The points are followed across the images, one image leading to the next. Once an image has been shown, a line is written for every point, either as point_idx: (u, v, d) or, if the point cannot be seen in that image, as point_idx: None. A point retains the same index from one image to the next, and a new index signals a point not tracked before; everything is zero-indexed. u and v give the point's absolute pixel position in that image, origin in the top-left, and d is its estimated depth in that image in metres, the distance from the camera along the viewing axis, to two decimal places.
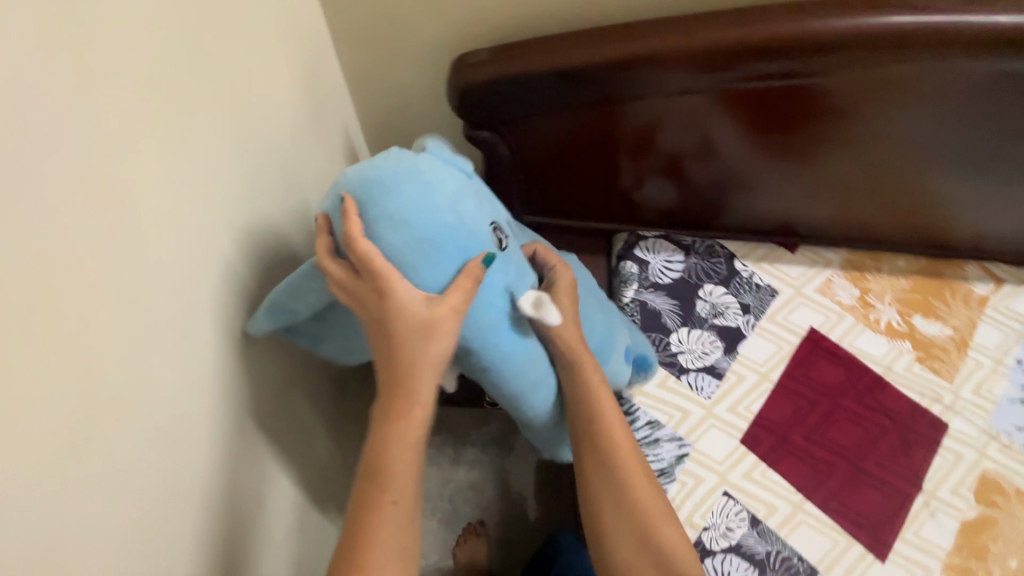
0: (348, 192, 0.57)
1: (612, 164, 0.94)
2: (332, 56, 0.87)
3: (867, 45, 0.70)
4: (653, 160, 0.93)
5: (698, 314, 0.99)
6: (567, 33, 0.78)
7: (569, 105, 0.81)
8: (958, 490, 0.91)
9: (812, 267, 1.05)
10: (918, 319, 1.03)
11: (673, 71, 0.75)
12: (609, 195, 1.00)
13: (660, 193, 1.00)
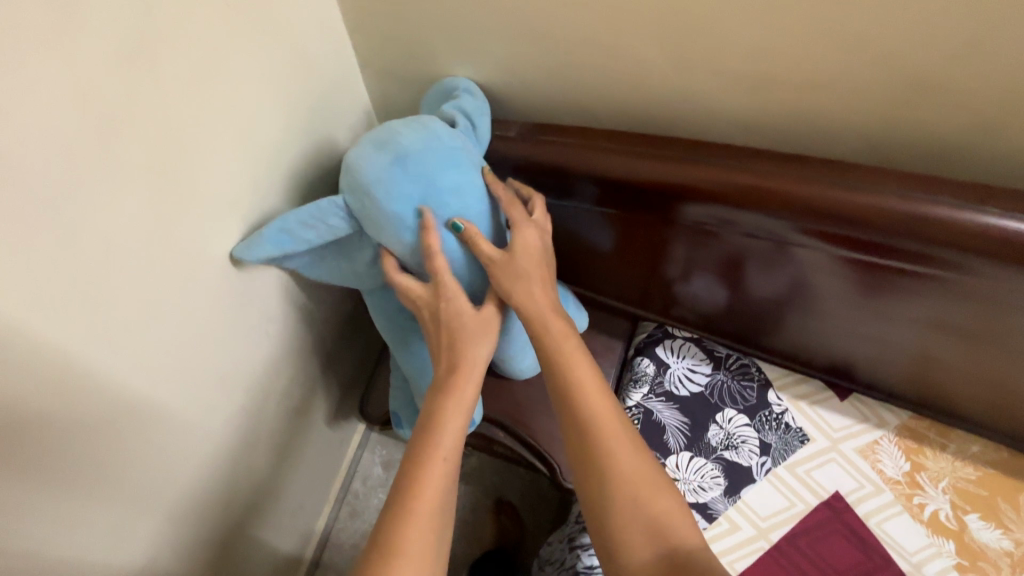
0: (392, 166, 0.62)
1: (657, 263, 0.83)
2: (356, 81, 0.80)
3: (998, 251, 0.52)
4: (706, 272, 0.81)
5: (707, 441, 0.87)
6: (612, 133, 0.66)
7: (605, 206, 0.70)
8: None
9: (859, 423, 0.90)
10: (975, 519, 0.84)
11: (730, 211, 0.60)
12: (645, 285, 0.89)
13: (702, 300, 0.87)
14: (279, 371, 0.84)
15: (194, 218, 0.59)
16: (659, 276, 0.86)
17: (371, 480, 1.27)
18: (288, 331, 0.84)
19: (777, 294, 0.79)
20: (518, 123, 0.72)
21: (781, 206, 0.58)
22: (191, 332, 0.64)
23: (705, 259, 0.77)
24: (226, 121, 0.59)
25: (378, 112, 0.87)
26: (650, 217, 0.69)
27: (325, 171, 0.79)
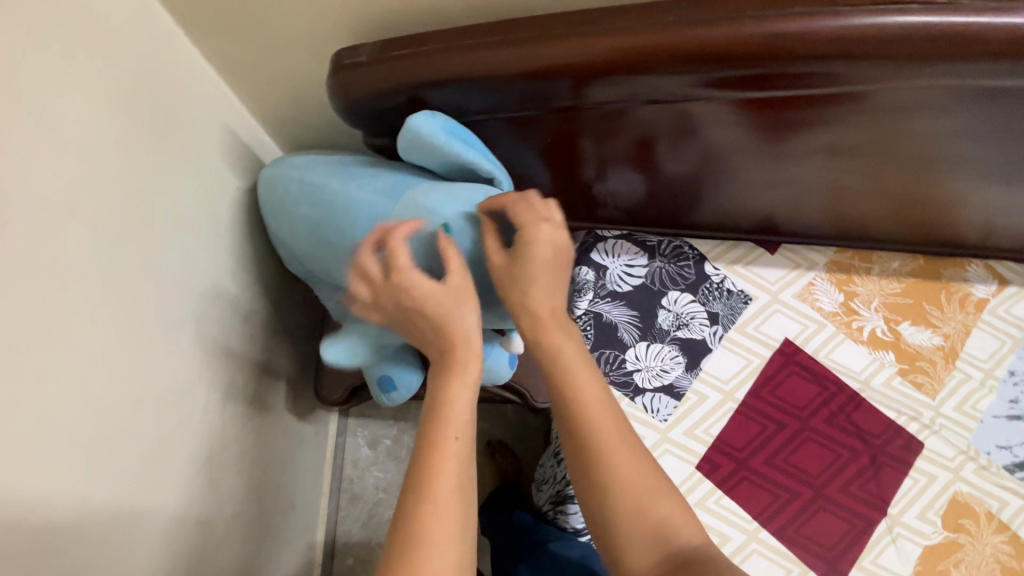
0: (334, 224, 0.66)
1: (570, 166, 0.81)
2: (185, 46, 0.70)
3: (863, 54, 0.53)
4: (618, 164, 0.79)
5: (660, 326, 0.89)
6: (482, 25, 0.61)
7: (496, 112, 0.66)
8: (925, 514, 0.85)
9: (792, 270, 0.94)
10: (907, 326, 0.92)
11: (603, 82, 0.59)
12: (565, 189, 0.87)
13: (624, 190, 0.86)
14: (234, 385, 0.79)
15: (72, 239, 0.52)
16: (574, 180, 0.84)
17: (364, 466, 1.24)
18: (228, 341, 0.78)
19: (691, 167, 0.79)
20: (368, 45, 0.66)
21: (674, 59, 0.56)
22: (117, 368, 0.57)
23: (616, 150, 0.76)
24: (61, 119, 0.51)
25: (227, 80, 0.78)
26: (546, 113, 0.66)
27: (195, 157, 0.71)
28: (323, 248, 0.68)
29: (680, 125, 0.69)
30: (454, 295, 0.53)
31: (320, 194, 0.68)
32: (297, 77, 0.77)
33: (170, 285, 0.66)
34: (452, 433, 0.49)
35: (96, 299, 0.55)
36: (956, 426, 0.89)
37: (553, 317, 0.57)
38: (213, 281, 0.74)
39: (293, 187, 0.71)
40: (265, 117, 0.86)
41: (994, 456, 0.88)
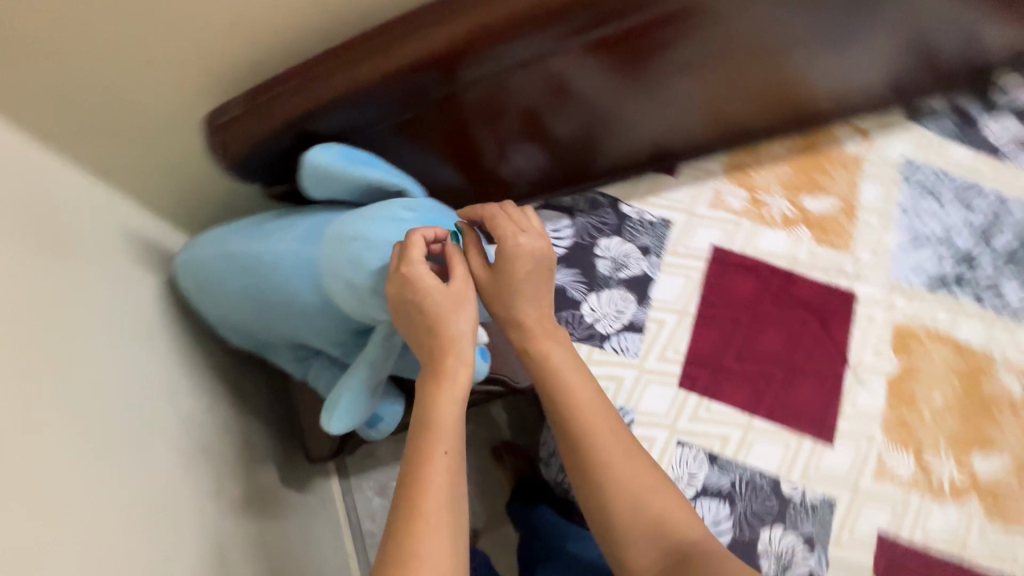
0: (271, 290, 0.60)
1: (471, 156, 0.84)
2: (49, 157, 0.67)
3: None
4: (514, 140, 0.83)
5: (602, 274, 0.94)
6: (332, 47, 0.63)
7: (380, 124, 0.68)
8: (879, 351, 0.96)
9: (695, 185, 1.01)
10: (807, 199, 1.02)
11: (466, 65, 0.63)
12: (474, 179, 0.89)
13: (527, 162, 0.90)
14: (221, 476, 0.76)
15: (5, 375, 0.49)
16: (480, 168, 0.88)
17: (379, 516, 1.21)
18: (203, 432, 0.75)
19: (579, 122, 0.85)
20: (235, 99, 0.66)
21: (522, 24, 0.60)
22: (101, 493, 0.54)
23: (506, 127, 0.79)
24: None
25: (105, 178, 0.75)
26: (428, 112, 0.69)
27: (99, 262, 0.68)
28: (268, 317, 0.63)
29: (553, 85, 0.73)
30: (453, 299, 0.53)
31: (243, 263, 0.61)
32: (177, 153, 0.75)
33: (119, 394, 0.63)
34: (444, 449, 0.51)
35: (51, 429, 0.52)
36: (876, 269, 1.00)
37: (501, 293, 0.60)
38: (164, 377, 0.71)
39: (208, 265, 0.65)
40: (156, 204, 0.83)
41: (913, 283, 1.01)
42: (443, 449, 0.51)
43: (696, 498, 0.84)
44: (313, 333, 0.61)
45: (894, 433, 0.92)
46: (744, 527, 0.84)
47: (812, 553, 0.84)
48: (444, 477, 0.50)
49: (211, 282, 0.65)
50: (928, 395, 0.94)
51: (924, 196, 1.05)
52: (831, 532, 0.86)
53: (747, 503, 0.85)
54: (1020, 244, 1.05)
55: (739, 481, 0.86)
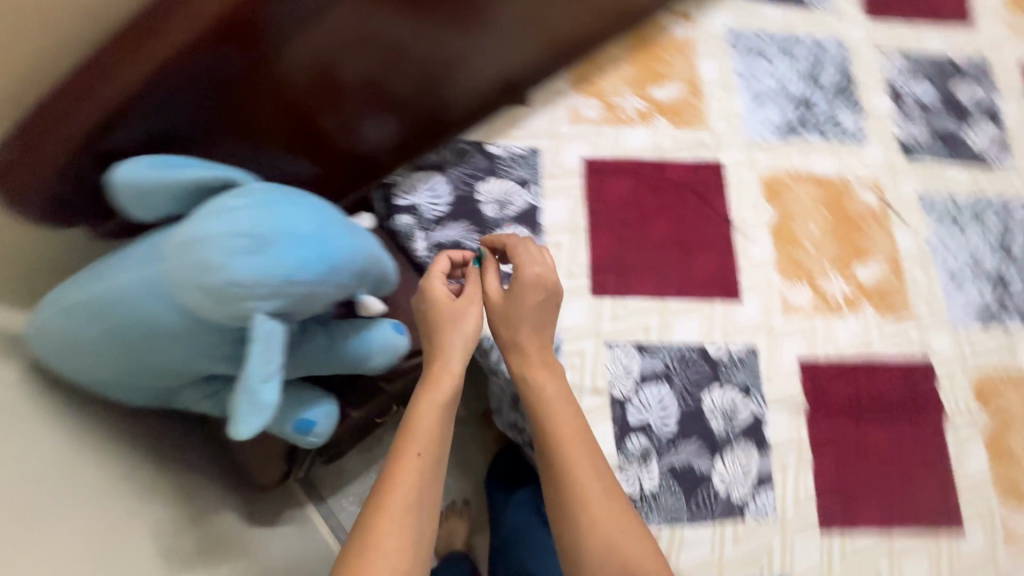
0: (133, 327, 0.55)
1: (319, 138, 0.81)
2: None
3: None
4: (355, 109, 0.82)
5: (490, 218, 0.95)
6: (102, 48, 0.61)
7: (191, 122, 0.65)
8: (756, 206, 1.04)
9: (551, 107, 1.03)
10: (654, 89, 1.08)
11: (250, 24, 0.60)
12: (333, 163, 0.87)
13: (380, 130, 0.88)
14: (169, 533, 0.72)
15: None
16: (336, 149, 0.85)
17: None
18: (139, 487, 0.71)
19: (415, 73, 0.84)
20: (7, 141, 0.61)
21: None
22: None
23: (337, 97, 0.77)
24: None
25: None
26: (236, 95, 0.66)
27: None
28: (141, 358, 0.58)
29: (362, 30, 0.71)
30: (455, 312, 0.71)
31: (95, 310, 0.56)
32: None
33: (12, 476, 0.58)
34: (415, 450, 0.62)
35: None
36: (733, 134, 1.08)
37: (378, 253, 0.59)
38: (64, 448, 0.65)
39: (60, 327, 0.59)
40: None
41: (767, 136, 1.09)
42: (416, 450, 0.63)
43: (637, 388, 0.89)
44: (194, 355, 0.57)
45: (788, 271, 1.01)
46: (686, 398, 0.90)
47: (750, 398, 0.92)
48: (414, 476, 0.61)
49: (70, 346, 0.60)
50: (806, 229, 1.04)
51: (754, 57, 1.14)
52: (761, 375, 0.94)
53: (683, 376, 0.91)
54: (843, 76, 1.16)
55: (670, 360, 0.92)
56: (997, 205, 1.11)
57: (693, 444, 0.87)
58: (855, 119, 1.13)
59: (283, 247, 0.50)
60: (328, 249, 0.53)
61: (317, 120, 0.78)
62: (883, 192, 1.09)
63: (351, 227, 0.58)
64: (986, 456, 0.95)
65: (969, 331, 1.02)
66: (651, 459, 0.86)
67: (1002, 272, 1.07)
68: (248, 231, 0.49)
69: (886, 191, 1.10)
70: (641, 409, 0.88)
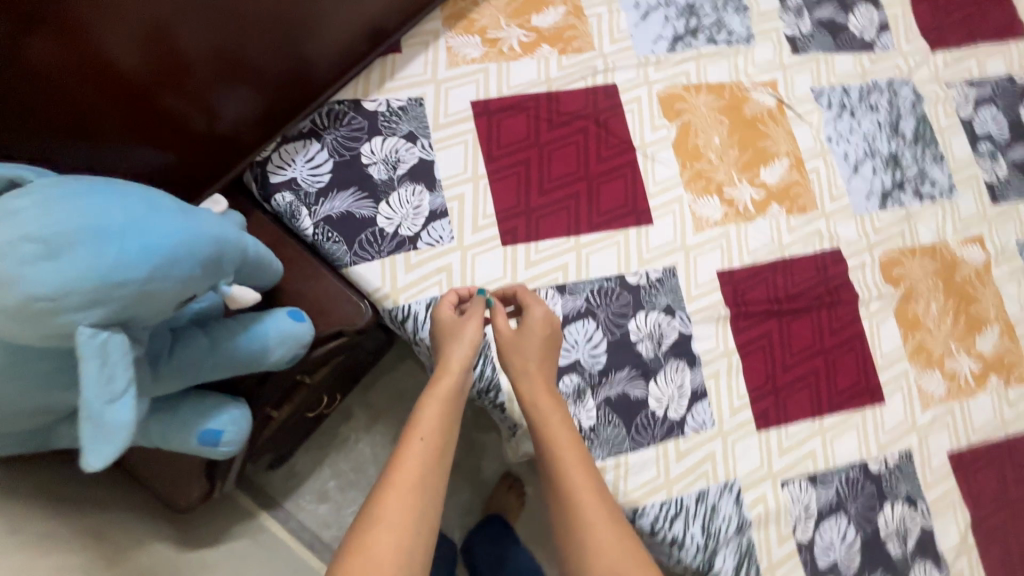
0: None
1: (159, 118, 0.71)
2: None
3: None
4: (192, 79, 0.71)
5: (381, 180, 0.88)
6: None
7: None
8: (656, 125, 1.02)
9: (428, 51, 0.95)
10: (535, 18, 1.01)
11: None
12: (191, 145, 0.77)
13: (240, 102, 0.79)
14: None
15: None
16: (187, 130, 0.75)
17: (334, 520, 1.14)
18: (22, 541, 0.62)
19: (265, 30, 0.74)
20: None
21: None
22: None
23: (174, 67, 0.68)
24: None
25: None
26: (16, 71, 0.57)
27: None
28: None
29: None
30: (452, 330, 0.75)
31: None
32: None
33: None
34: (420, 436, 0.63)
35: None
36: (623, 54, 1.04)
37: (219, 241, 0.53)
38: None
39: None
40: None
41: (657, 51, 1.06)
42: (420, 436, 0.63)
43: (561, 330, 0.88)
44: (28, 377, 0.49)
45: (696, 186, 1.00)
46: (611, 329, 0.89)
47: (675, 318, 0.92)
48: (418, 458, 0.61)
49: None
50: (709, 141, 1.03)
51: None
52: (683, 294, 0.94)
53: (606, 309, 0.90)
54: None
55: (592, 294, 0.90)
56: (885, 88, 1.13)
57: (625, 373, 0.87)
58: (743, 22, 1.12)
59: (91, 240, 0.43)
60: (155, 233, 0.46)
61: (155, 96, 0.69)
62: (777, 91, 1.09)
63: (184, 211, 0.51)
64: (899, 330, 1.00)
65: (872, 215, 1.05)
66: (586, 395, 0.85)
67: (896, 152, 1.10)
68: (37, 231, 0.42)
69: (780, 89, 1.10)
70: (569, 349, 0.87)
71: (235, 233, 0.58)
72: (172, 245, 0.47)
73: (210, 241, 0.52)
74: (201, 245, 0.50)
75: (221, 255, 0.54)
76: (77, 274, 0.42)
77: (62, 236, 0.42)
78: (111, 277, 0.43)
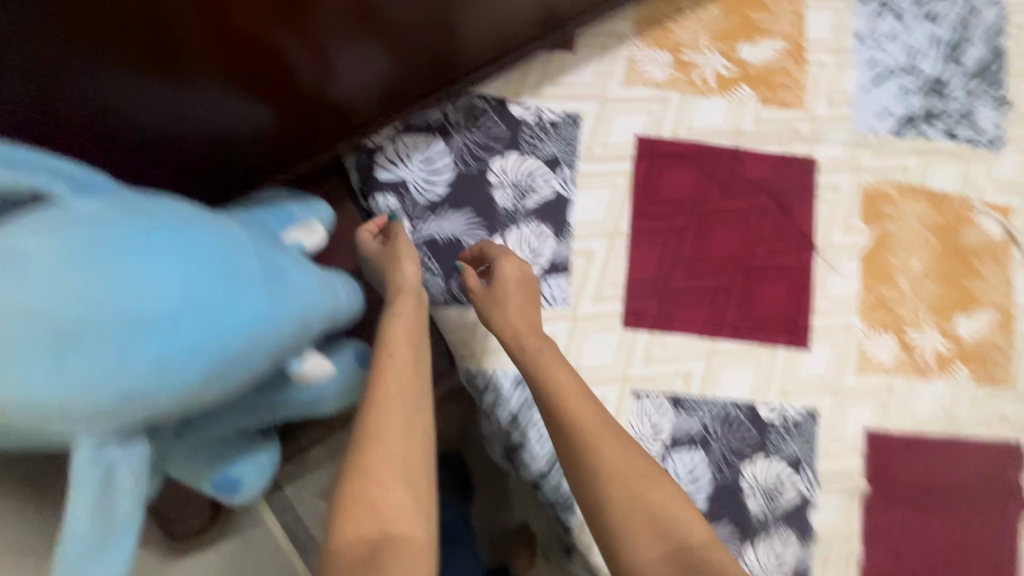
0: None
1: (264, 66, 0.54)
2: None
3: None
4: (318, 25, 0.53)
5: (504, 208, 0.71)
6: None
7: (40, 60, 0.42)
8: (849, 225, 0.80)
9: (603, 58, 0.75)
10: (745, 47, 0.79)
11: None
12: (297, 104, 0.60)
13: (366, 66, 0.61)
14: None
15: None
16: (294, 93, 0.59)
17: None
18: None
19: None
20: None
21: None
22: None
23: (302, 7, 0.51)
24: None
25: None
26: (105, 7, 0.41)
27: None
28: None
29: None
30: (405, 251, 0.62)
31: None
32: None
33: None
34: (385, 352, 0.55)
35: None
36: (836, 124, 0.81)
37: (306, 307, 0.45)
38: None
39: None
40: None
41: (879, 130, 0.82)
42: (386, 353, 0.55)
43: (664, 454, 0.71)
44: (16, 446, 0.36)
45: (873, 316, 0.79)
46: (723, 469, 0.72)
47: (800, 476, 0.74)
48: (393, 377, 0.54)
49: None
50: (906, 263, 0.81)
51: (881, 15, 0.84)
52: (818, 447, 0.75)
53: (724, 443, 0.73)
54: (993, 54, 0.87)
55: (712, 420, 0.73)
56: None
57: (724, 529, 0.71)
58: (997, 117, 0.86)
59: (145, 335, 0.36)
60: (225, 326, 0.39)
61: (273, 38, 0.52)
62: (1011, 220, 0.85)
63: (264, 278, 0.42)
64: None
65: None
66: None
67: None
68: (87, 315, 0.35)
69: (1015, 218, 0.85)
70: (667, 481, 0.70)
71: (319, 290, 0.47)
72: (238, 343, 0.40)
73: (290, 323, 0.43)
74: (274, 336, 0.42)
75: (299, 333, 0.45)
76: (121, 377, 0.35)
77: (114, 329, 0.35)
78: (158, 384, 0.37)
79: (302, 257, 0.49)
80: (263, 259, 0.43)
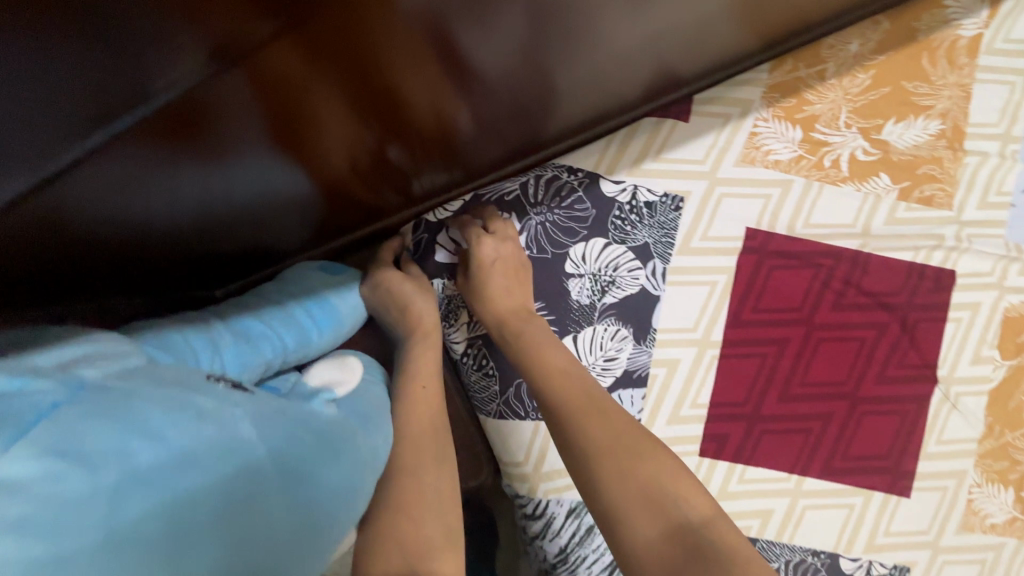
0: None
1: (333, 167, 0.44)
2: None
3: None
4: (403, 130, 0.43)
5: (579, 304, 0.60)
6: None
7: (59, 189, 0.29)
8: (980, 354, 0.67)
9: (717, 131, 0.62)
10: (892, 127, 0.65)
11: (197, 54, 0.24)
12: (359, 189, 0.51)
13: (444, 153, 0.51)
14: None
15: None
16: (358, 179, 0.49)
17: None
18: None
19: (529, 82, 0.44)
20: None
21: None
22: None
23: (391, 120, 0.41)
24: None
25: None
26: (145, 129, 0.28)
27: None
28: None
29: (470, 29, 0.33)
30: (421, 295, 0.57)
31: None
32: None
33: None
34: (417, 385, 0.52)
35: None
36: (986, 231, 0.67)
37: (357, 482, 0.37)
38: None
39: None
40: None
41: None
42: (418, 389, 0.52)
43: None
44: None
45: (990, 465, 0.67)
46: None
47: None
48: (424, 417, 0.50)
49: None
50: None
51: None
52: None
53: None
54: None
55: (785, 569, 0.63)
56: None
57: None
58: None
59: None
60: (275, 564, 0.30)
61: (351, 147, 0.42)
62: None
63: (274, 536, 0.30)
64: None
65: None
66: None
67: None
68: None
69: None
70: None
71: (347, 506, 0.35)
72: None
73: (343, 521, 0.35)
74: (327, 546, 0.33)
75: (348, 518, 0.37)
76: None
77: None
78: None
79: (337, 443, 0.37)
80: (281, 494, 0.31)
